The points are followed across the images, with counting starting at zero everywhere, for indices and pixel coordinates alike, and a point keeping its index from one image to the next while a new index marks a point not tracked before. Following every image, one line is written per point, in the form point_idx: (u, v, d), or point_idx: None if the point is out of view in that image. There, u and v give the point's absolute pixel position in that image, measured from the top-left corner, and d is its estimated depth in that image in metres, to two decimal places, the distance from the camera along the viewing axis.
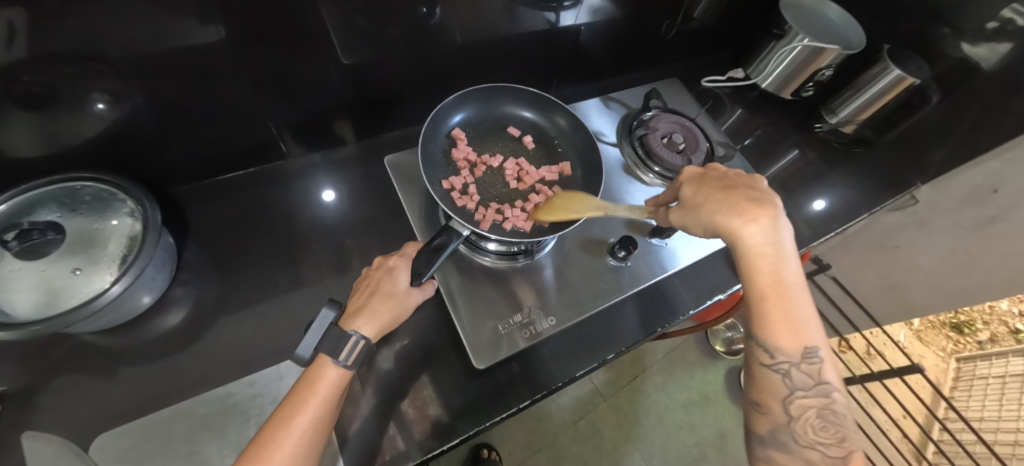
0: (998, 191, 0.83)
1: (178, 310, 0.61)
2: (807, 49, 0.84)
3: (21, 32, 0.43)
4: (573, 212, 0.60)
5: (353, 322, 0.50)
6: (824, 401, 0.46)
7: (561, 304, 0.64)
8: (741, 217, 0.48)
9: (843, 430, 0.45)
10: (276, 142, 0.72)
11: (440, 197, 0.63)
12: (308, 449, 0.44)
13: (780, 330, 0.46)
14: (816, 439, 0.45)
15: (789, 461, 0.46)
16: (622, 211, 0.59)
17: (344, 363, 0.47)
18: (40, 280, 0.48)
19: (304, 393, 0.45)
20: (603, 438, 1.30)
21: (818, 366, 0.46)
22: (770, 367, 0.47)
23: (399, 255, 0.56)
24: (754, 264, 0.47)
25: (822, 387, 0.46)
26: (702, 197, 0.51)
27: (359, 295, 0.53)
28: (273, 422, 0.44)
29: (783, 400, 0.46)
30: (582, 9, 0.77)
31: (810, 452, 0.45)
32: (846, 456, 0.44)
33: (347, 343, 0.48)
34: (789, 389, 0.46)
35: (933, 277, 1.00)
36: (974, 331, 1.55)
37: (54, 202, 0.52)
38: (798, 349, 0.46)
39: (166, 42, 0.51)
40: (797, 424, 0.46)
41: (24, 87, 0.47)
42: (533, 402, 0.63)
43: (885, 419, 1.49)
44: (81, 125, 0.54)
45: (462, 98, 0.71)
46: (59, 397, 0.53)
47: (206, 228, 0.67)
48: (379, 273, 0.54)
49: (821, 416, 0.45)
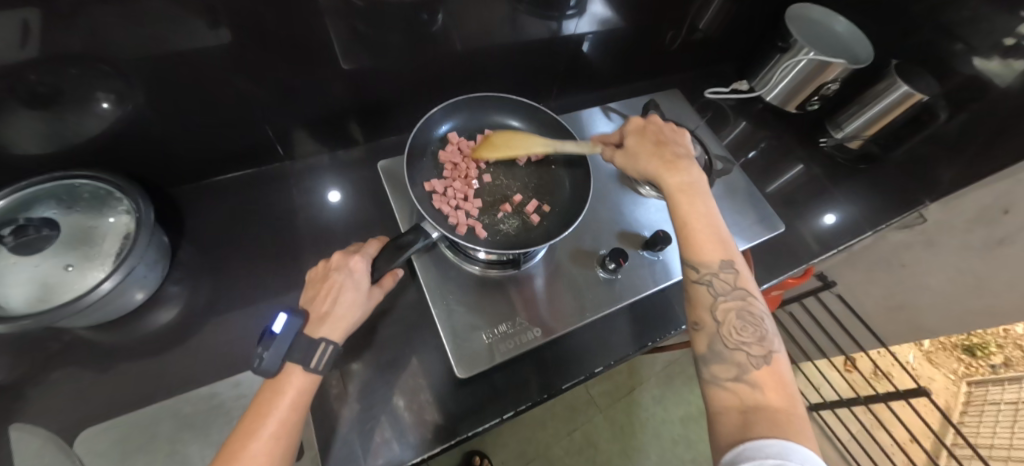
0: (1008, 212, 0.81)
1: (171, 307, 0.61)
2: (813, 62, 0.82)
3: (34, 33, 0.44)
4: (520, 147, 0.66)
5: (319, 330, 0.50)
6: (742, 305, 0.49)
7: (549, 315, 0.64)
8: (665, 166, 0.57)
9: (762, 330, 0.48)
10: (273, 145, 0.73)
11: (418, 198, 0.64)
12: (284, 452, 0.43)
13: (701, 247, 0.51)
14: (740, 341, 0.47)
15: (726, 371, 0.45)
16: (569, 145, 0.64)
17: (316, 368, 0.47)
18: (34, 276, 0.49)
19: (268, 402, 0.45)
20: (597, 451, 1.29)
21: (735, 273, 0.50)
22: (698, 283, 0.50)
23: (358, 255, 0.55)
24: (677, 195, 0.55)
25: (740, 292, 0.49)
26: (639, 148, 0.61)
27: (319, 302, 0.52)
28: (238, 435, 0.43)
29: (708, 309, 0.49)
30: (585, 18, 0.77)
31: (737, 355, 0.46)
32: (767, 354, 0.46)
33: (317, 349, 0.47)
34: (713, 298, 0.49)
35: (941, 298, 0.98)
36: (988, 354, 1.51)
37: (53, 199, 0.53)
38: (718, 261, 0.50)
39: (170, 45, 0.52)
40: (723, 329, 0.48)
41: (30, 87, 0.49)
42: (516, 414, 0.62)
43: (890, 443, 1.44)
44: (85, 124, 0.55)
45: (453, 105, 0.71)
46: (52, 390, 0.54)
47: (202, 228, 0.68)
48: (339, 276, 0.53)
49: (740, 318, 0.48)
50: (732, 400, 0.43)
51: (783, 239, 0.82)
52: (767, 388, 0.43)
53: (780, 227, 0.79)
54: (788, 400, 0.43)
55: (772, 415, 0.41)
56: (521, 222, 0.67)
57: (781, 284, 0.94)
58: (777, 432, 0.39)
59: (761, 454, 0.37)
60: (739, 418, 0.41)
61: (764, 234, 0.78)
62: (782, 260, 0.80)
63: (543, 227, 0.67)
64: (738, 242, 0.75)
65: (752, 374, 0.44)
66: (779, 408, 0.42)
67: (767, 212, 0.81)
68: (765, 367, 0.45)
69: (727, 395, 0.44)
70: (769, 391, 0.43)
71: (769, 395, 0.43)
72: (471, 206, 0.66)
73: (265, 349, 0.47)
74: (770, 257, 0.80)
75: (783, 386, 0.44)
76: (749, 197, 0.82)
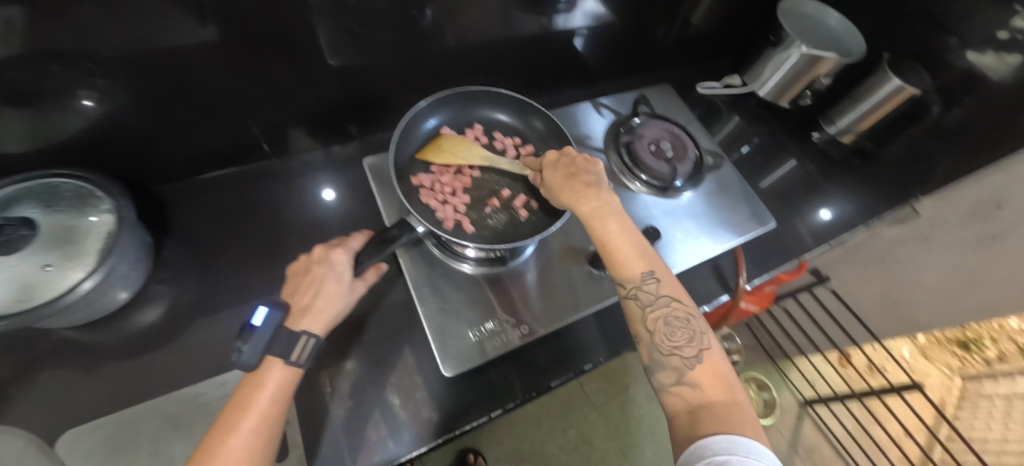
0: (1002, 207, 0.78)
1: (156, 307, 0.61)
2: (805, 56, 0.81)
3: (18, 31, 0.43)
4: (459, 156, 0.66)
5: (300, 323, 0.49)
6: (669, 311, 0.50)
7: (537, 313, 0.63)
8: (576, 193, 0.56)
9: (693, 331, 0.49)
10: (260, 142, 0.72)
11: (406, 194, 0.63)
12: (264, 447, 0.43)
13: (624, 266, 0.52)
14: (673, 345, 0.49)
15: (667, 377, 0.47)
16: (502, 164, 0.66)
17: (296, 362, 0.46)
18: (12, 276, 0.48)
19: (247, 396, 0.44)
20: (592, 448, 1.28)
21: (657, 283, 0.51)
22: (628, 301, 0.51)
23: (341, 248, 0.54)
24: (593, 223, 0.54)
25: (665, 299, 0.50)
26: (554, 182, 0.58)
27: (301, 295, 0.51)
28: (216, 431, 0.42)
29: (641, 322, 0.50)
30: (576, 13, 0.76)
31: (673, 360, 0.48)
32: (699, 354, 0.48)
33: (298, 343, 0.47)
34: (643, 311, 0.50)
35: (934, 293, 0.97)
36: (981, 348, 1.51)
37: (32, 198, 0.52)
38: (641, 275, 0.51)
39: (155, 43, 0.52)
40: (656, 337, 0.50)
41: (11, 85, 0.47)
42: (505, 412, 0.61)
43: (885, 438, 1.44)
44: (65, 121, 0.54)
45: (441, 100, 0.70)
46: (34, 392, 0.54)
47: (188, 226, 0.67)
48: (321, 269, 0.53)
49: (670, 324, 0.50)
50: (680, 404, 0.46)
51: (775, 235, 0.82)
52: (706, 386, 0.46)
53: (772, 223, 0.79)
54: (724, 392, 0.46)
55: (714, 414, 0.43)
56: (509, 218, 0.66)
57: (774, 280, 0.94)
58: (719, 428, 0.42)
59: (711, 450, 0.40)
60: (689, 419, 0.44)
61: (756, 229, 0.77)
62: (775, 256, 0.80)
63: (531, 221, 0.67)
64: (729, 238, 0.75)
65: (690, 375, 0.47)
66: (718, 403, 0.45)
67: (759, 207, 0.80)
68: (699, 366, 0.47)
69: (674, 399, 0.46)
70: (708, 387, 0.46)
71: (709, 393, 0.45)
72: (458, 201, 0.65)
73: (244, 342, 0.46)
74: (762, 253, 0.80)
75: (719, 380, 0.46)
76: (740, 192, 0.81)
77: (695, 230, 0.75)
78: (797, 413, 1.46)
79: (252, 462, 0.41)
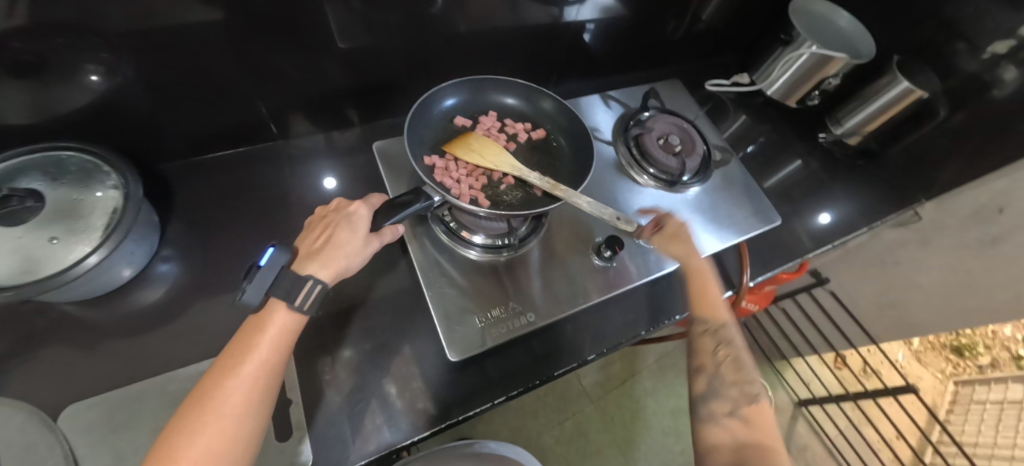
0: (1004, 211, 0.80)
1: (158, 285, 0.60)
2: (815, 56, 0.82)
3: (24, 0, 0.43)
4: (488, 160, 0.65)
5: (307, 266, 0.49)
6: (735, 352, 0.58)
7: (543, 301, 0.63)
8: (685, 246, 0.65)
9: (751, 373, 0.57)
10: (268, 123, 0.71)
11: (421, 170, 0.63)
12: (261, 395, 0.42)
13: (705, 307, 0.60)
14: (735, 381, 0.56)
15: (722, 408, 0.54)
16: (530, 175, 0.64)
17: (300, 307, 0.46)
18: (16, 248, 0.47)
19: (250, 337, 0.44)
20: (588, 441, 1.29)
21: (730, 326, 0.59)
22: (704, 335, 0.59)
23: (359, 202, 0.55)
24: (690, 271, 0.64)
25: (733, 342, 0.58)
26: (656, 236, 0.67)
27: (312, 241, 0.52)
28: (214, 372, 0.41)
29: (710, 355, 0.58)
30: (587, 5, 0.76)
31: (732, 393, 0.55)
32: (754, 393, 0.55)
33: (303, 287, 0.46)
34: (714, 346, 0.58)
35: (933, 296, 0.98)
36: (976, 354, 1.53)
37: (39, 171, 0.52)
38: (716, 317, 0.60)
39: (163, 18, 0.51)
40: (721, 371, 0.56)
41: (14, 55, 0.47)
42: (507, 399, 0.61)
43: (877, 439, 1.45)
44: (72, 95, 0.54)
45: (450, 85, 0.70)
46: (33, 365, 0.53)
47: (193, 205, 0.67)
48: (337, 217, 0.54)
49: (734, 361, 0.57)
50: (729, 436, 0.52)
51: (779, 233, 0.82)
52: (755, 425, 0.53)
53: (776, 221, 0.79)
54: (770, 436, 0.52)
55: (758, 451, 0.50)
56: (524, 195, 0.67)
57: (776, 278, 0.95)
58: None
59: None
60: (733, 453, 0.50)
61: (760, 226, 0.78)
62: (778, 253, 0.80)
63: (537, 198, 0.67)
64: (734, 234, 0.75)
65: (743, 411, 0.54)
66: (765, 444, 0.51)
67: (764, 204, 0.81)
68: (752, 405, 0.54)
69: (721, 431, 0.53)
70: (754, 425, 0.53)
71: (756, 431, 0.52)
72: (473, 179, 0.66)
73: (249, 281, 0.46)
74: (766, 249, 0.80)
75: (765, 422, 0.54)
76: (745, 189, 0.82)
77: (698, 227, 0.75)
78: (790, 412, 1.46)
79: (248, 408, 0.40)
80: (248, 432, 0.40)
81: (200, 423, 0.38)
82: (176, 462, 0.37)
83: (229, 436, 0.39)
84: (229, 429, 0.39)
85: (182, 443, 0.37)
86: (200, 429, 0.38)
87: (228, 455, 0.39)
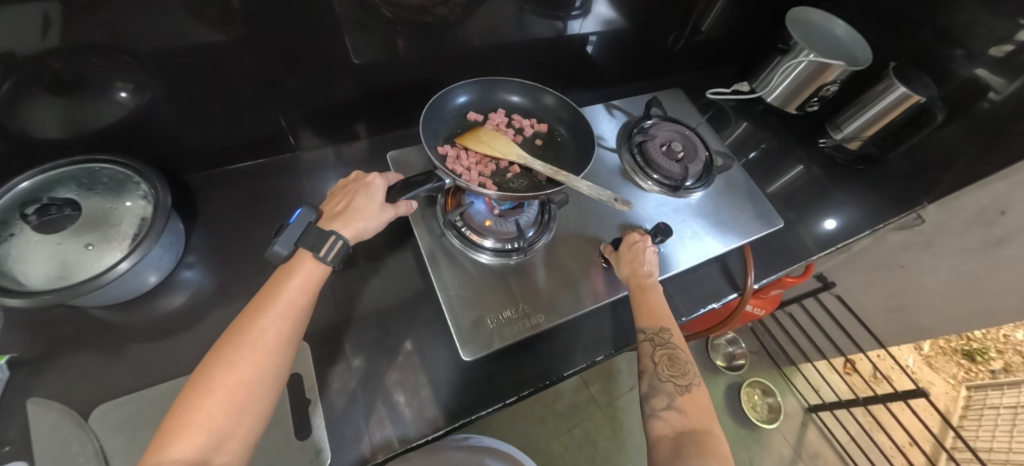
0: (1005, 213, 0.81)
1: (181, 293, 0.63)
2: (813, 64, 0.84)
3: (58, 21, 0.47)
4: (497, 149, 0.69)
5: (331, 225, 0.54)
6: (673, 350, 0.59)
7: (551, 300, 0.65)
8: (631, 262, 0.66)
9: (688, 368, 0.58)
10: (286, 135, 0.75)
11: (434, 158, 0.65)
12: (289, 332, 0.47)
13: (643, 316, 0.61)
14: (671, 375, 0.57)
15: (660, 402, 0.56)
16: (534, 163, 0.66)
17: (324, 258, 0.51)
18: (54, 254, 0.50)
19: (280, 281, 0.49)
20: (596, 448, 1.29)
21: (670, 332, 0.60)
22: (645, 341, 0.60)
23: (377, 174, 0.60)
24: (635, 286, 0.64)
25: (670, 343, 0.59)
26: (613, 259, 0.67)
27: (335, 205, 0.57)
28: (250, 309, 0.47)
29: (649, 356, 0.59)
30: (591, 18, 0.79)
31: (668, 386, 0.57)
32: (689, 386, 0.57)
33: (326, 242, 0.51)
34: (653, 348, 0.59)
35: (939, 298, 0.99)
36: (988, 359, 1.50)
37: (73, 181, 0.55)
38: (655, 325, 0.60)
39: (190, 38, 0.55)
40: (659, 369, 0.58)
41: (53, 74, 0.51)
42: (518, 399, 0.63)
43: (891, 446, 1.43)
44: (104, 111, 0.57)
45: (462, 84, 0.73)
46: (63, 368, 0.55)
47: (214, 215, 0.70)
48: (356, 186, 0.59)
49: (670, 358, 0.58)
50: (668, 427, 0.54)
51: (781, 237, 0.84)
52: (691, 414, 0.54)
53: (779, 223, 0.80)
54: (706, 421, 0.54)
55: (695, 440, 0.51)
56: (530, 183, 0.70)
57: (781, 283, 0.96)
58: (699, 457, 0.49)
59: None
60: (671, 444, 0.52)
61: (764, 229, 0.79)
62: (781, 256, 0.81)
63: (541, 184, 0.70)
64: (738, 237, 0.77)
65: (679, 402, 0.55)
66: (701, 430, 0.53)
67: (766, 208, 0.82)
68: (687, 396, 0.56)
69: (661, 424, 0.55)
70: (691, 414, 0.55)
71: (693, 420, 0.54)
72: (482, 167, 0.69)
73: (278, 236, 0.51)
74: (769, 253, 0.82)
75: (701, 412, 0.55)
76: (748, 192, 0.83)
77: (702, 230, 0.76)
78: (800, 419, 1.45)
79: (277, 344, 0.45)
80: (276, 367, 0.45)
81: (235, 356, 0.44)
82: (214, 389, 0.42)
83: (260, 368, 0.44)
84: (260, 361, 0.44)
85: (220, 370, 0.43)
86: (235, 360, 0.43)
87: (258, 386, 0.43)
